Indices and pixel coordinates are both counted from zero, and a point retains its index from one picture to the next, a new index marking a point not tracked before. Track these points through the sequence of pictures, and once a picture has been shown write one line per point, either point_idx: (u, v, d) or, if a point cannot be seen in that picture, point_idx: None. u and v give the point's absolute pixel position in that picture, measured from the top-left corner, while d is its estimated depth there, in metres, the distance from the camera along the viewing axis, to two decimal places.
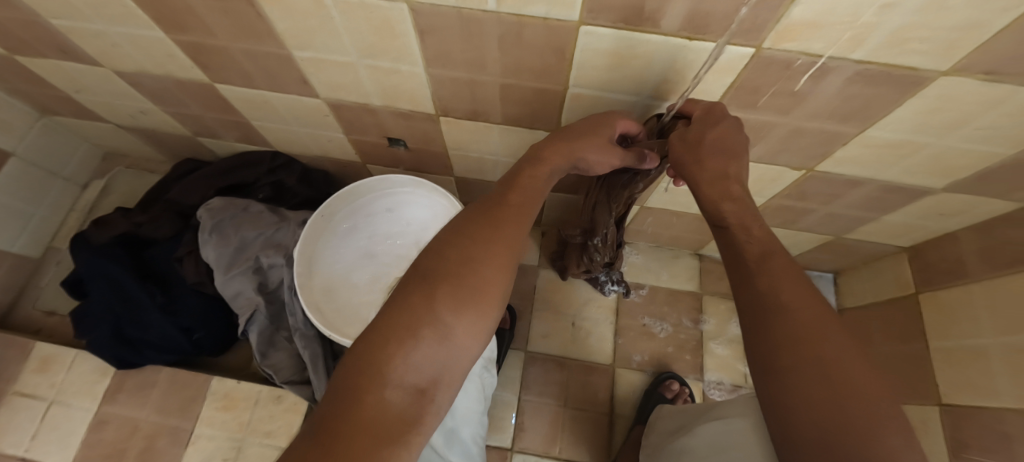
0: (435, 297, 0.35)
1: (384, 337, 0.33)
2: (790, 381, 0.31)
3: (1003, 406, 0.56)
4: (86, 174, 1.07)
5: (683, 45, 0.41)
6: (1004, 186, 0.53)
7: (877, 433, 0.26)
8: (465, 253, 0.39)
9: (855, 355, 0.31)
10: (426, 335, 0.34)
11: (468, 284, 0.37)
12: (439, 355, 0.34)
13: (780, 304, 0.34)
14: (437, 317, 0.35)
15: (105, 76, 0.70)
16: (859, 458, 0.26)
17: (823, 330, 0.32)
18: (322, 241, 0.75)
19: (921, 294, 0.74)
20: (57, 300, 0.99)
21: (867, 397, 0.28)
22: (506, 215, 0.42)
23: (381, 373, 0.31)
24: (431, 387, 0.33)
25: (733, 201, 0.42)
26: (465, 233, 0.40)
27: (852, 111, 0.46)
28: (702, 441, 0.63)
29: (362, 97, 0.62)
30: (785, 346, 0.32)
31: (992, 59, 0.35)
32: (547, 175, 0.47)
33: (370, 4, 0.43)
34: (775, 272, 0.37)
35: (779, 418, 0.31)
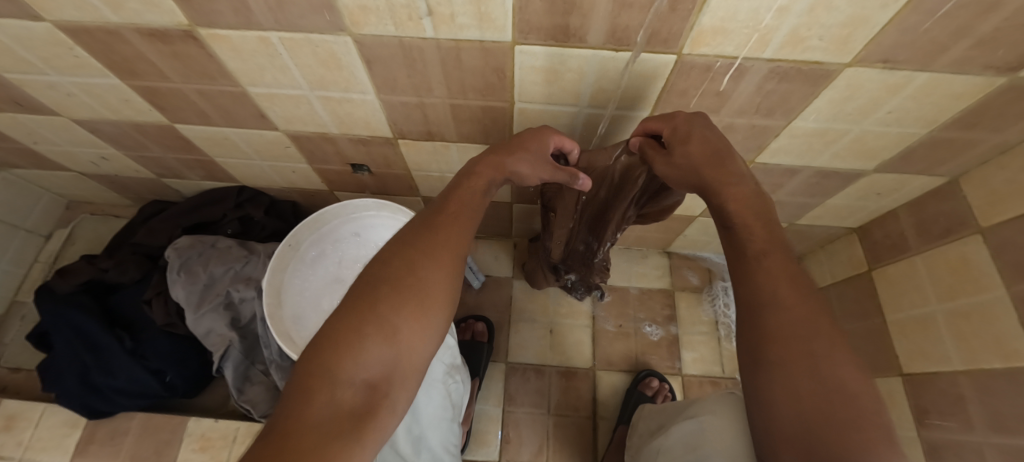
0: (379, 303, 0.34)
1: (332, 340, 0.32)
2: (781, 377, 0.31)
3: (955, 371, 0.61)
4: (49, 224, 1.05)
5: (611, 56, 0.44)
6: (925, 163, 0.57)
7: (857, 425, 0.27)
8: (410, 260, 0.38)
9: (842, 351, 0.31)
10: (373, 337, 0.33)
11: (412, 288, 0.36)
12: (388, 355, 0.33)
13: (775, 301, 0.34)
14: (385, 321, 0.34)
15: (63, 125, 0.70)
16: (831, 447, 0.26)
17: (814, 327, 0.33)
18: (289, 270, 0.75)
19: (874, 271, 0.77)
20: (21, 355, 0.96)
21: (849, 396, 0.29)
22: (448, 223, 0.41)
23: (334, 375, 0.31)
24: (384, 385, 0.32)
25: (734, 198, 0.40)
26: (410, 241, 0.39)
27: (775, 105, 0.50)
28: (676, 440, 0.65)
29: (319, 127, 0.64)
30: (781, 343, 0.33)
31: (884, 49, 0.39)
32: (486, 185, 0.46)
33: (314, 39, 0.45)
34: (771, 270, 0.36)
35: (762, 410, 0.32)
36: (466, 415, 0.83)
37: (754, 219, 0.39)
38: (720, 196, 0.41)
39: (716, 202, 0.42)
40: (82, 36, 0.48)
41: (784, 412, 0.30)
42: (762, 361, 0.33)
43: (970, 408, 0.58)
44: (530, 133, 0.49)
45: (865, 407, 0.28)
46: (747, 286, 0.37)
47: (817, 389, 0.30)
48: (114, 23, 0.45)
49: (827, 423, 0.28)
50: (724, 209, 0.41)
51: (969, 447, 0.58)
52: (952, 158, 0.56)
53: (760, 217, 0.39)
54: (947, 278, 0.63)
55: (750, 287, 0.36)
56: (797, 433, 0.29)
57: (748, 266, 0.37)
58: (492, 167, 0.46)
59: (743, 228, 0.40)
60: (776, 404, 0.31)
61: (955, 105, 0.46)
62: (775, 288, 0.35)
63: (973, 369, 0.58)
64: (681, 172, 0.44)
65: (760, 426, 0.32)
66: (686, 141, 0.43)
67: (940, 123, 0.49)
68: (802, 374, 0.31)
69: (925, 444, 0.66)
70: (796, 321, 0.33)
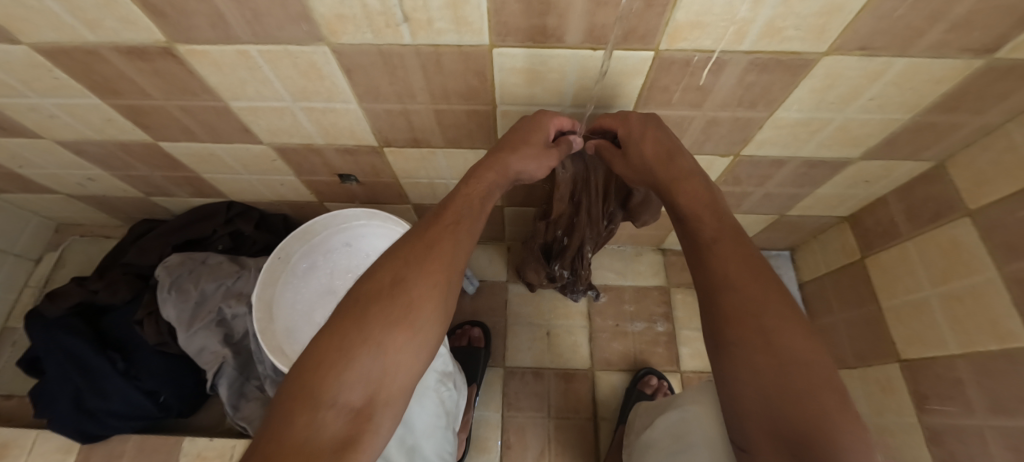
0: (366, 320, 0.34)
1: (316, 361, 0.32)
2: (737, 355, 0.34)
3: (951, 355, 0.61)
4: (38, 248, 1.04)
5: (590, 55, 0.44)
6: (911, 148, 0.58)
7: (812, 392, 0.30)
8: (397, 274, 0.37)
9: (791, 323, 0.34)
10: (360, 355, 0.33)
11: (399, 302, 0.36)
12: (375, 371, 0.33)
13: (728, 284, 0.36)
14: (369, 336, 0.33)
15: (48, 148, 0.70)
16: (788, 413, 0.30)
17: (767, 305, 0.34)
18: (280, 284, 0.74)
19: (866, 258, 0.77)
20: (14, 382, 0.94)
21: (805, 367, 0.31)
22: (440, 234, 0.40)
23: (319, 397, 0.30)
24: (371, 406, 0.32)
25: (687, 192, 0.43)
26: (399, 253, 0.39)
27: (757, 97, 0.50)
28: (663, 430, 0.65)
29: (304, 138, 0.64)
30: (737, 322, 0.34)
31: (860, 36, 0.39)
32: (487, 189, 0.45)
33: (293, 50, 0.45)
34: (724, 254, 0.38)
35: (724, 385, 0.34)
36: (464, 423, 0.81)
37: (704, 210, 0.41)
38: (671, 192, 0.44)
39: (668, 198, 0.44)
40: (60, 57, 0.48)
41: (746, 387, 0.33)
42: (721, 341, 0.35)
43: (968, 391, 0.58)
44: (525, 126, 0.48)
45: (816, 374, 0.31)
46: (702, 271, 0.39)
47: (772, 362, 0.32)
48: (92, 42, 0.45)
49: (786, 394, 0.31)
50: (674, 203, 0.43)
51: (971, 432, 0.57)
52: (937, 142, 0.56)
53: (708, 207, 0.41)
54: (939, 262, 0.63)
55: (705, 272, 0.38)
56: (760, 404, 0.32)
57: (706, 251, 0.39)
58: (496, 171, 0.46)
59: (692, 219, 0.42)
60: (738, 380, 0.33)
61: (936, 89, 0.46)
62: (728, 271, 0.37)
63: (970, 352, 0.58)
64: (637, 171, 0.47)
65: (726, 402, 0.34)
66: (641, 140, 0.46)
67: (921, 108, 0.50)
68: (758, 350, 0.33)
69: (926, 430, 0.65)
70: (749, 300, 0.35)
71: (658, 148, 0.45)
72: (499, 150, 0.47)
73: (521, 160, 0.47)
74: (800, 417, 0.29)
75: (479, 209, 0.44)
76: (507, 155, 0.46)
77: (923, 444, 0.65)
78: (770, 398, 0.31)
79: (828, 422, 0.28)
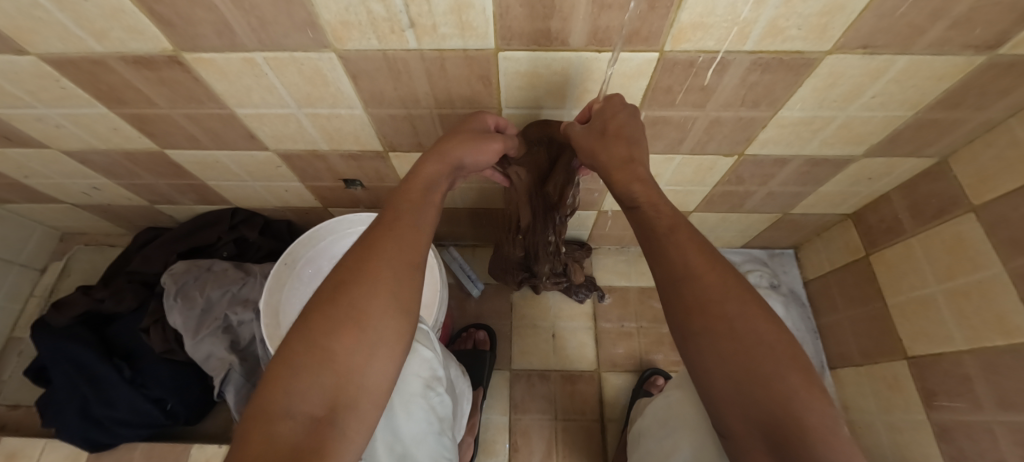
0: (314, 332, 0.34)
1: (270, 376, 0.32)
2: (704, 344, 0.34)
3: (958, 351, 0.61)
4: (43, 257, 1.05)
5: (594, 57, 0.44)
6: (913, 145, 0.58)
7: (782, 375, 0.31)
8: (337, 280, 0.37)
9: (750, 309, 0.34)
10: (309, 366, 0.33)
11: (340, 305, 0.35)
12: (331, 379, 0.33)
13: (690, 274, 0.36)
14: (315, 345, 0.33)
15: (53, 157, 0.70)
16: (760, 396, 0.31)
17: (727, 292, 0.35)
18: (287, 290, 0.74)
19: (871, 256, 0.77)
20: (20, 392, 0.94)
21: (770, 352, 0.32)
22: (378, 235, 0.40)
23: (273, 410, 0.30)
24: (329, 415, 0.32)
25: (638, 178, 0.42)
26: (342, 260, 0.39)
27: (759, 96, 0.50)
28: (652, 416, 0.65)
29: (309, 144, 0.64)
30: (700, 313, 0.34)
31: (863, 35, 0.40)
32: (434, 184, 0.46)
33: (298, 57, 0.45)
34: (681, 243, 0.38)
35: (696, 372, 0.35)
36: (470, 425, 0.81)
37: (655, 199, 0.41)
38: (622, 182, 0.43)
39: (621, 188, 0.43)
40: (67, 68, 0.48)
41: (717, 374, 0.33)
42: (689, 331, 0.35)
43: (976, 387, 0.58)
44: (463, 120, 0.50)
45: (780, 357, 0.32)
46: (663, 262, 0.38)
47: (738, 350, 0.32)
48: (99, 52, 0.46)
49: (755, 379, 0.31)
50: (625, 194, 0.43)
51: (980, 428, 0.57)
52: (938, 138, 0.56)
53: (657, 197, 0.41)
54: (943, 259, 0.63)
55: (665, 265, 0.37)
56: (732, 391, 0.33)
57: (666, 241, 0.38)
58: (442, 163, 0.46)
59: (647, 205, 0.41)
60: (709, 369, 0.34)
61: (937, 86, 0.47)
62: (688, 261, 0.36)
63: (976, 348, 0.58)
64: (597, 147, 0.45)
65: (701, 389, 0.35)
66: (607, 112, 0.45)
67: (923, 105, 0.50)
68: (723, 338, 0.33)
69: (935, 426, 0.65)
70: (710, 290, 0.35)
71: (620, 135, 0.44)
72: (442, 142, 0.48)
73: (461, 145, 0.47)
74: (772, 399, 0.30)
75: (429, 204, 0.45)
76: (447, 144, 0.47)
77: (932, 440, 0.65)
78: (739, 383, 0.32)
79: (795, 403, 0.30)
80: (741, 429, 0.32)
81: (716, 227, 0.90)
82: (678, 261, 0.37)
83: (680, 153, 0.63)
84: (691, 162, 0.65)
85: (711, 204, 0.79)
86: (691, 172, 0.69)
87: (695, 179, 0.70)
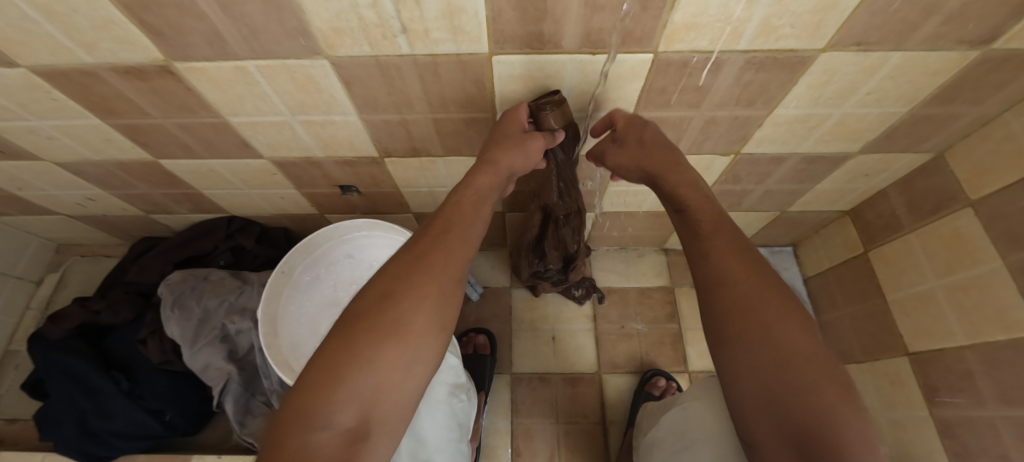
0: (356, 344, 0.35)
1: (310, 383, 0.33)
2: (739, 350, 0.38)
3: (959, 346, 0.61)
4: (39, 269, 1.04)
5: (588, 59, 0.44)
6: (909, 140, 0.58)
7: (813, 387, 0.34)
8: (387, 289, 0.39)
9: (787, 319, 0.38)
10: (350, 375, 0.34)
11: (388, 316, 0.37)
12: (367, 391, 0.34)
13: (727, 281, 0.41)
14: (360, 355, 0.35)
15: (47, 169, 0.70)
16: (793, 406, 0.34)
17: (764, 299, 0.39)
18: (284, 298, 0.74)
19: (869, 252, 0.77)
20: (17, 406, 0.94)
21: (803, 361, 0.35)
22: (431, 249, 0.41)
23: (311, 419, 0.32)
24: (363, 426, 0.33)
25: (687, 185, 0.48)
26: (390, 269, 0.40)
27: (754, 95, 0.50)
28: (667, 430, 0.66)
29: (304, 151, 0.64)
30: (738, 317, 0.39)
31: (856, 32, 0.39)
32: (479, 195, 0.47)
33: (291, 65, 0.45)
34: (723, 252, 0.43)
35: (729, 381, 0.39)
36: (473, 431, 0.81)
37: (704, 207, 0.47)
38: (671, 184, 0.48)
39: (668, 189, 0.49)
40: (58, 79, 0.48)
41: (750, 378, 0.37)
42: (725, 335, 0.39)
43: (979, 383, 0.58)
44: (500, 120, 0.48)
45: (813, 368, 0.35)
46: (706, 267, 0.43)
47: (773, 358, 0.36)
48: (90, 63, 0.45)
49: (788, 388, 0.34)
50: (675, 193, 0.48)
51: (983, 423, 0.57)
52: (934, 133, 0.56)
53: (706, 205, 0.47)
54: (942, 253, 0.63)
55: (706, 270, 0.43)
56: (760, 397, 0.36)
57: (706, 251, 0.44)
58: (490, 172, 0.47)
59: (695, 210, 0.47)
60: (741, 372, 0.38)
61: (932, 81, 0.47)
62: (728, 269, 0.42)
63: (978, 343, 0.58)
64: (633, 158, 0.50)
65: (731, 396, 0.39)
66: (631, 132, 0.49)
67: (918, 101, 0.50)
68: (758, 344, 0.37)
69: (938, 423, 0.65)
70: (747, 295, 0.40)
71: (662, 149, 0.49)
72: (486, 150, 0.48)
73: (509, 153, 0.47)
74: (804, 409, 0.33)
75: (477, 214, 0.46)
76: (492, 152, 0.47)
77: (934, 437, 0.65)
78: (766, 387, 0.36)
79: (827, 414, 0.32)
80: (769, 440, 0.35)
81: None
82: (720, 268, 0.42)
83: None
84: (687, 162, 0.65)
85: None
86: None
87: None
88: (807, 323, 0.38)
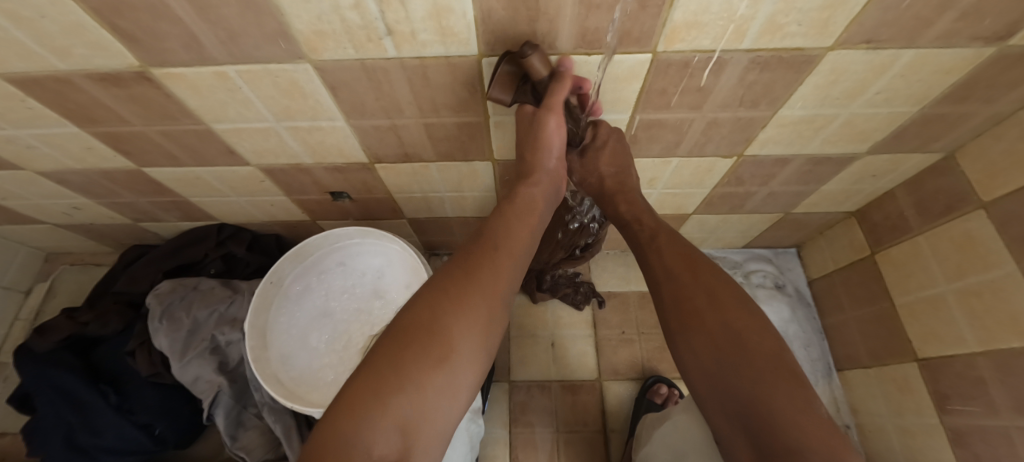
0: (405, 361, 0.33)
1: (352, 405, 0.31)
2: (683, 339, 0.40)
3: (971, 352, 0.59)
4: (28, 279, 1.02)
5: (584, 61, 0.42)
6: (919, 140, 0.56)
7: (750, 363, 0.36)
8: (438, 306, 0.37)
9: (725, 305, 0.40)
10: (398, 401, 0.31)
11: (440, 338, 0.35)
12: (414, 417, 0.32)
13: (667, 276, 0.44)
14: (409, 379, 0.32)
15: (29, 179, 0.68)
16: (734, 382, 0.36)
17: (698, 288, 0.42)
18: (274, 309, 0.72)
19: (876, 254, 0.75)
20: (6, 419, 0.92)
21: (742, 338, 0.37)
22: (485, 264, 0.40)
23: (353, 447, 0.29)
24: (407, 454, 0.31)
25: (626, 202, 0.56)
26: (442, 282, 0.39)
27: (758, 96, 0.48)
28: (659, 445, 0.65)
29: (292, 158, 0.62)
30: (681, 311, 0.41)
31: (866, 29, 0.37)
32: (529, 210, 0.47)
33: (273, 69, 0.43)
34: (659, 250, 0.48)
35: (686, 376, 0.41)
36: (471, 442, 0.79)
37: (643, 217, 0.54)
38: (616, 201, 0.56)
39: (613, 209, 0.57)
40: (32, 87, 0.46)
41: (699, 367, 0.39)
42: (670, 328, 0.42)
43: (992, 391, 0.56)
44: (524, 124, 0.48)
45: (750, 343, 0.37)
46: (646, 269, 0.48)
47: (715, 343, 0.38)
48: (63, 70, 0.43)
49: (733, 368, 0.36)
50: (618, 211, 0.56)
51: (996, 432, 0.55)
52: (945, 133, 0.54)
53: (646, 213, 0.54)
54: (953, 257, 0.61)
55: (648, 271, 0.47)
56: (711, 386, 0.38)
57: (648, 253, 0.48)
58: (533, 185, 0.48)
59: (633, 223, 0.54)
60: (688, 361, 0.40)
61: (944, 80, 0.44)
62: (666, 267, 0.45)
63: (991, 350, 0.56)
64: (591, 169, 0.57)
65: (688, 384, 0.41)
66: (599, 150, 0.54)
67: (929, 100, 0.48)
68: (701, 333, 0.39)
69: (949, 431, 0.63)
70: (685, 288, 0.42)
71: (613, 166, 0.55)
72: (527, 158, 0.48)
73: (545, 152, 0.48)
74: (743, 385, 0.35)
75: (529, 227, 0.46)
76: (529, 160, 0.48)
77: (946, 445, 0.63)
78: (715, 375, 0.37)
79: (767, 390, 0.34)
80: (726, 420, 0.37)
81: (715, 229, 0.87)
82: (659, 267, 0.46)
83: (677, 156, 0.61)
84: (688, 165, 0.63)
85: (710, 205, 0.76)
86: (690, 175, 0.66)
87: (693, 181, 0.68)
88: (747, 305, 0.40)
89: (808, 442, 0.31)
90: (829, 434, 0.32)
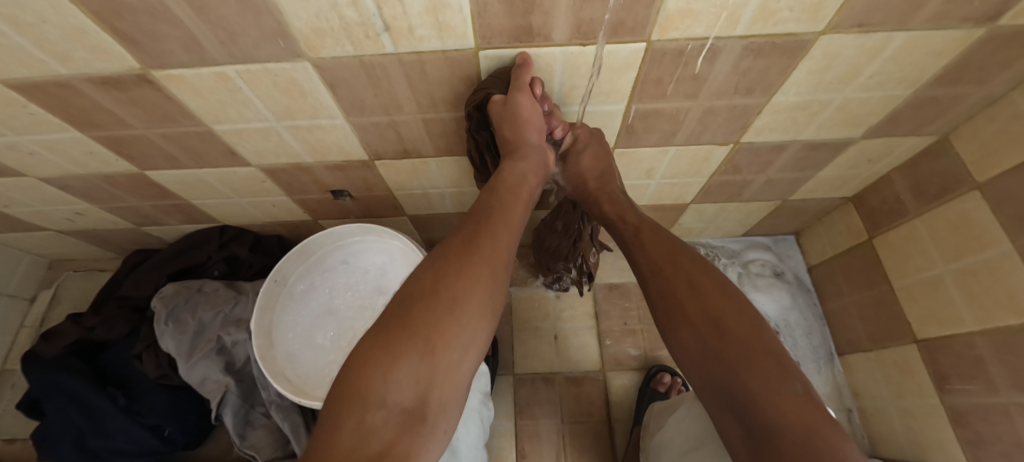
0: (416, 319, 0.34)
1: (361, 360, 0.32)
2: (670, 330, 0.41)
3: (970, 332, 0.60)
4: (32, 287, 1.03)
5: (579, 51, 0.42)
6: (913, 123, 0.56)
7: (728, 345, 0.36)
8: (439, 271, 0.37)
9: (705, 290, 0.41)
10: (407, 352, 0.32)
11: (442, 298, 0.35)
12: (422, 372, 0.32)
13: (650, 271, 0.46)
14: (414, 335, 0.33)
15: (31, 185, 0.68)
16: (720, 367, 0.36)
17: (683, 276, 0.43)
18: (279, 308, 0.73)
19: (874, 239, 0.75)
20: (15, 425, 0.93)
21: (724, 322, 0.38)
22: (481, 234, 0.40)
23: (368, 397, 0.31)
24: (420, 408, 0.32)
25: (609, 202, 0.56)
26: (440, 253, 0.39)
27: (753, 83, 0.48)
28: (673, 434, 0.66)
29: (292, 157, 0.62)
30: (667, 302, 0.42)
31: (858, 13, 0.38)
32: (518, 177, 0.48)
33: (272, 69, 0.43)
34: (645, 245, 0.48)
35: (679, 361, 0.41)
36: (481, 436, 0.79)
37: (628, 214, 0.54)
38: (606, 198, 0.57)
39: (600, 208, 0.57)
40: (34, 93, 0.46)
41: (688, 352, 0.39)
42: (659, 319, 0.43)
43: (990, 370, 0.57)
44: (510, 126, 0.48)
45: (729, 327, 0.37)
46: (635, 265, 0.48)
47: (701, 329, 0.39)
48: (65, 75, 0.44)
49: (717, 350, 0.37)
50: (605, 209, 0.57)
51: (996, 410, 0.56)
52: (939, 116, 0.55)
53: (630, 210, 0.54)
54: (949, 239, 0.62)
55: (636, 265, 0.48)
56: (698, 370, 0.38)
57: (636, 246, 0.49)
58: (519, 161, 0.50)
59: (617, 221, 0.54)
60: (681, 350, 0.40)
61: (936, 62, 0.45)
62: (651, 260, 0.46)
63: (989, 329, 0.57)
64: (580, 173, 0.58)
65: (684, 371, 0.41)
66: (582, 153, 0.57)
67: (922, 82, 0.48)
68: (686, 322, 0.40)
69: (949, 411, 0.64)
70: (665, 283, 0.43)
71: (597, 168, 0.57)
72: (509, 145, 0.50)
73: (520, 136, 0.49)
74: (729, 368, 0.36)
75: (518, 200, 0.46)
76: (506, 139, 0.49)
77: (946, 425, 0.64)
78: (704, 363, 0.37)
79: (743, 374, 0.35)
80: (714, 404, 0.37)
81: (715, 218, 0.88)
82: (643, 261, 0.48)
83: (674, 144, 0.61)
84: (685, 153, 0.63)
85: (708, 194, 0.77)
86: (687, 163, 0.67)
87: (691, 171, 0.69)
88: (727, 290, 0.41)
89: (781, 417, 0.32)
90: (803, 409, 0.32)
